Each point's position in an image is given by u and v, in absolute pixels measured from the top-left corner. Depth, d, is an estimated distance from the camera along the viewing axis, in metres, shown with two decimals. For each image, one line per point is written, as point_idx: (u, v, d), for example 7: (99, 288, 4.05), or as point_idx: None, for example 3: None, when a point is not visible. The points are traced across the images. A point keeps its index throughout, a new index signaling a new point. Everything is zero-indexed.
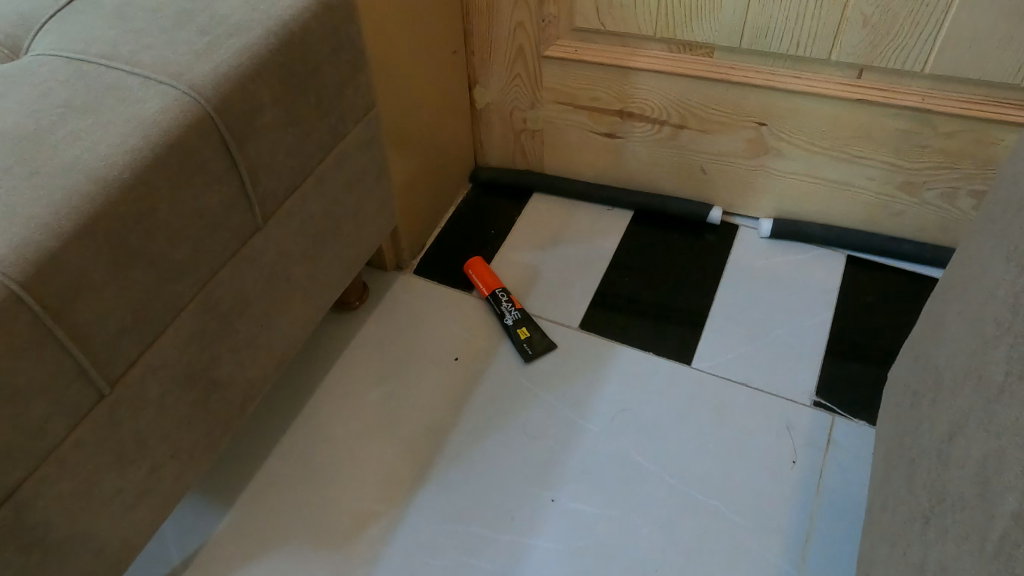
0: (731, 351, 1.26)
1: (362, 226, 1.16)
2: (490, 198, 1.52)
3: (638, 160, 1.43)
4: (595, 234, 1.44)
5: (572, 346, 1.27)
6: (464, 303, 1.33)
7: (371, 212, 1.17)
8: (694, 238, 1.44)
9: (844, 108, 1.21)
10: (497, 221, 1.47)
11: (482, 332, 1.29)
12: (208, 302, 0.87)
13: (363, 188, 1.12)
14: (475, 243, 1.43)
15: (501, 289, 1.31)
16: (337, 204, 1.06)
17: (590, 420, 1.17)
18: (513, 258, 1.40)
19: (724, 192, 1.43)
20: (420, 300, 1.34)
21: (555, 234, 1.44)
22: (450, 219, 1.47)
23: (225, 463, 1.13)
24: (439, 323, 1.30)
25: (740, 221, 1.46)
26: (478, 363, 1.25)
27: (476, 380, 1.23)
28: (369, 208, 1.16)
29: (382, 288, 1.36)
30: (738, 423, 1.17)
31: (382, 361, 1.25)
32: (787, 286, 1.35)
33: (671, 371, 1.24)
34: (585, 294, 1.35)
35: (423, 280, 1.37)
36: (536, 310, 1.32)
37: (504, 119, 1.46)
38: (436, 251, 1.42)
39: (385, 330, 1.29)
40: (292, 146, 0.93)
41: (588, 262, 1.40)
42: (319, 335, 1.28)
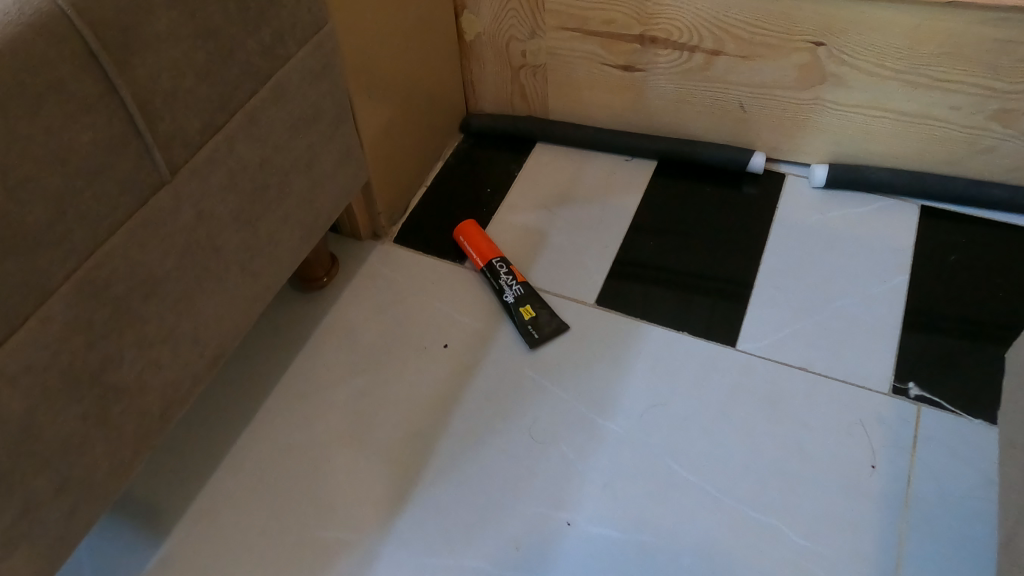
0: (783, 329, 1.02)
1: (320, 182, 0.92)
2: (483, 150, 1.27)
3: (662, 99, 1.18)
4: (610, 190, 1.19)
5: (588, 326, 1.03)
6: (455, 276, 1.10)
7: (332, 163, 0.92)
8: (732, 191, 1.19)
9: (928, 16, 0.96)
10: (493, 177, 1.22)
11: (477, 311, 1.05)
12: (95, 283, 0.63)
13: (318, 132, 0.88)
14: (467, 203, 1.19)
15: (499, 258, 1.07)
16: (281, 151, 0.82)
17: (612, 419, 0.94)
18: (514, 220, 1.16)
19: (767, 134, 1.18)
20: (401, 274, 1.10)
21: (563, 190, 1.20)
22: (437, 177, 1.23)
23: (160, 483, 0.91)
24: (423, 301, 1.07)
25: (786, 169, 1.21)
26: (473, 350, 1.02)
27: (471, 371, 1.00)
28: (327, 158, 0.91)
29: (354, 262, 1.12)
30: (798, 419, 0.94)
31: (354, 350, 1.02)
32: (847, 247, 1.10)
33: (712, 355, 1.00)
34: (601, 262, 1.11)
35: (405, 249, 1.13)
36: (542, 283, 1.08)
37: (498, 53, 1.21)
38: (419, 214, 1.17)
39: (358, 312, 1.06)
40: (206, 68, 0.68)
41: (604, 222, 1.16)
42: (276, 322, 1.05)
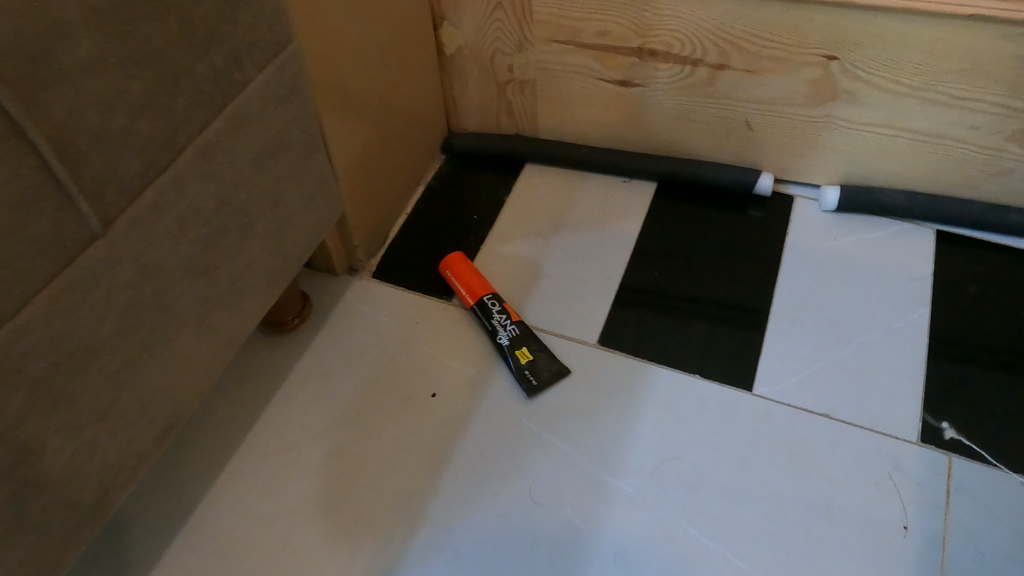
0: (801, 369, 0.94)
1: (290, 221, 0.81)
2: (468, 172, 1.17)
3: (662, 116, 1.09)
4: (608, 216, 1.10)
5: (590, 370, 0.94)
6: (442, 316, 0.99)
7: (303, 199, 0.82)
8: (738, 214, 1.11)
9: (952, 28, 0.88)
10: (480, 202, 1.12)
11: (467, 355, 0.96)
12: (5, 363, 0.52)
13: (285, 164, 0.77)
14: (453, 232, 1.08)
15: (491, 295, 0.97)
16: (242, 189, 0.71)
17: (620, 477, 0.86)
18: (504, 251, 1.06)
19: (775, 153, 1.09)
20: (381, 314, 1.00)
21: (557, 216, 1.10)
22: (419, 202, 1.12)
23: (106, 564, 0.80)
24: (407, 345, 0.97)
25: (795, 190, 1.12)
26: (463, 399, 0.92)
27: (462, 423, 0.90)
28: (298, 193, 0.80)
29: (330, 301, 1.01)
30: (822, 473, 0.86)
31: (331, 403, 0.91)
32: (864, 276, 1.02)
33: (726, 402, 0.92)
34: (601, 297, 1.01)
35: (385, 285, 1.03)
36: (538, 322, 0.99)
37: (483, 67, 1.10)
38: (400, 245, 1.07)
39: (334, 358, 0.95)
40: (144, 99, 0.57)
41: (602, 251, 1.06)
42: (242, 371, 0.94)
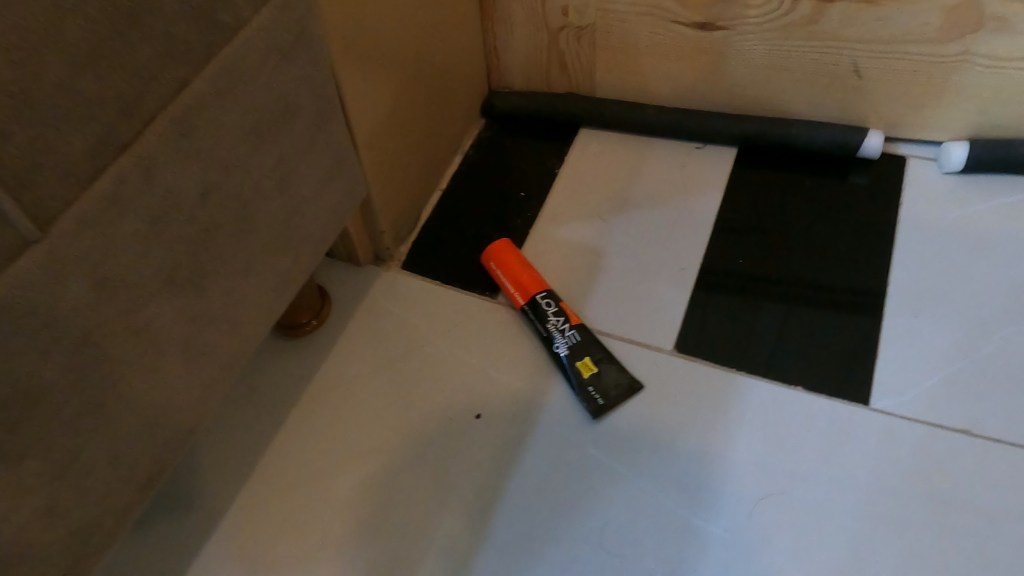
0: (931, 375, 0.76)
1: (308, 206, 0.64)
2: (512, 137, 0.99)
3: (749, 65, 0.90)
4: (680, 189, 0.92)
5: (668, 385, 0.78)
6: (486, 316, 0.83)
7: (323, 179, 0.64)
8: (840, 184, 0.92)
9: None
10: (526, 176, 0.95)
11: (518, 365, 0.80)
12: None
13: (299, 134, 0.59)
14: (496, 211, 0.91)
15: (544, 292, 0.81)
16: (246, 168, 0.54)
17: (712, 519, 0.70)
18: (558, 234, 0.89)
19: (888, 106, 0.90)
20: (415, 314, 0.84)
21: (620, 191, 0.93)
22: (456, 176, 0.95)
23: None
24: (447, 353, 0.81)
25: (909, 150, 0.93)
26: (516, 423, 0.76)
27: (516, 454, 0.74)
28: (316, 173, 0.63)
29: (355, 297, 0.85)
30: (970, 509, 0.69)
31: (360, 425, 0.77)
32: (1004, 255, 0.83)
33: (840, 422, 0.74)
34: (677, 290, 0.84)
35: (417, 279, 0.86)
36: (601, 323, 0.82)
37: (530, 9, 0.92)
38: (435, 228, 0.90)
39: (361, 370, 0.80)
40: (87, 44, 0.40)
41: (676, 232, 0.89)
42: (256, 383, 0.79)
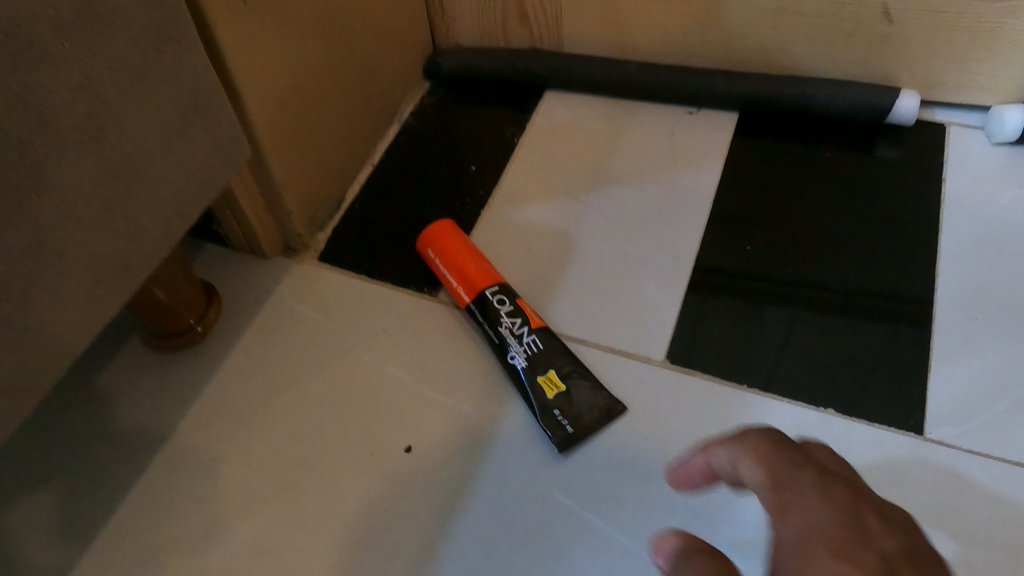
0: (1001, 397, 0.59)
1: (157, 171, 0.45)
2: (464, 102, 0.81)
3: (752, 8, 0.73)
4: (669, 162, 0.75)
5: (664, 411, 0.59)
6: (423, 320, 0.65)
7: (178, 129, 0.46)
8: (864, 156, 0.75)
9: None
10: (480, 148, 0.77)
11: (464, 383, 0.61)
12: None
13: (127, 58, 0.40)
14: (441, 191, 0.73)
15: (496, 287, 0.63)
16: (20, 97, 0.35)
17: None
18: (517, 218, 0.71)
19: (924, 59, 0.73)
20: (332, 319, 0.65)
21: (595, 165, 0.75)
22: (393, 148, 0.77)
23: None
24: (372, 369, 0.62)
25: (948, 117, 0.76)
26: (459, 461, 0.58)
27: (457, 503, 0.56)
28: (163, 118, 0.44)
29: (257, 297, 0.66)
30: None
31: (251, 467, 0.58)
32: None
33: (884, 461, 0.57)
34: (668, 285, 0.66)
35: (338, 273, 0.68)
36: (570, 328, 0.64)
37: None
38: (364, 211, 0.72)
39: (257, 392, 0.61)
40: None
41: (666, 214, 0.71)
42: (118, 409, 0.60)
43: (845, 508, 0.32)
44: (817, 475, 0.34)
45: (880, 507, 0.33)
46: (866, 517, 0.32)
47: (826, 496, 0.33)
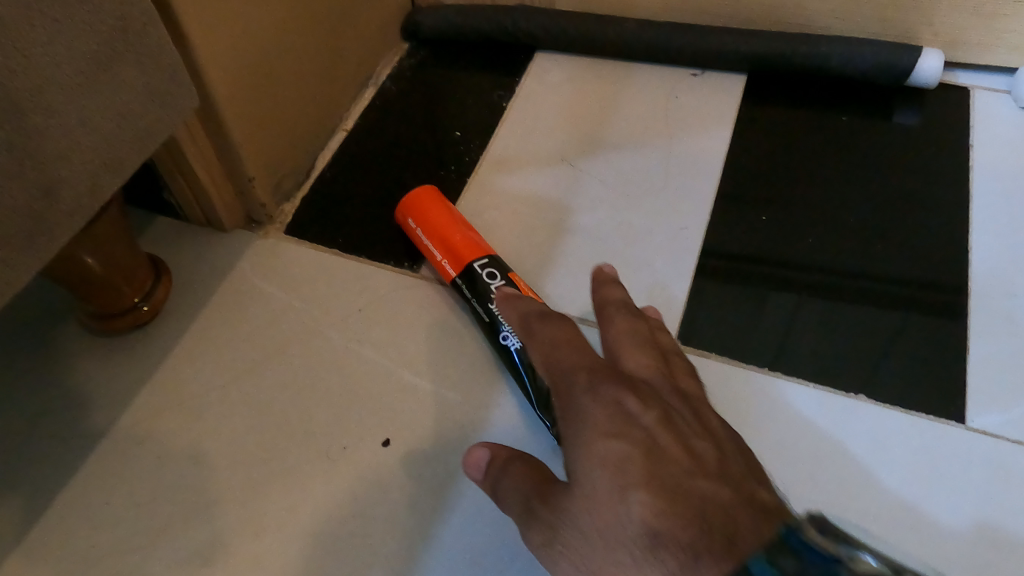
0: None
1: (77, 112, 0.37)
2: (447, 64, 0.74)
3: None
4: (672, 127, 0.68)
5: None
6: (402, 298, 0.58)
7: (106, 64, 0.38)
8: (882, 121, 0.69)
9: None
10: (465, 113, 0.70)
11: (449, 368, 0.54)
12: None
13: None
14: (423, 159, 0.66)
15: (486, 259, 0.55)
16: None
17: None
18: (507, 187, 0.64)
19: (948, 16, 0.67)
20: (300, 298, 0.58)
21: (592, 131, 0.68)
22: (369, 112, 0.70)
23: None
24: (344, 353, 0.55)
25: (970, 80, 0.71)
26: (444, 455, 0.51)
27: (442, 504, 0.49)
28: (83, 48, 0.36)
29: (214, 273, 0.59)
30: None
31: (203, 466, 0.50)
32: None
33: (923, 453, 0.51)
34: (675, 259, 0.60)
35: (306, 248, 0.61)
36: (568, 306, 0.58)
37: None
38: (337, 180, 0.65)
39: (213, 380, 0.54)
40: None
41: (671, 182, 0.65)
42: (50, 400, 0.53)
43: (611, 401, 0.33)
44: (590, 368, 0.34)
45: (638, 388, 0.34)
46: (628, 402, 0.33)
47: (596, 393, 0.33)
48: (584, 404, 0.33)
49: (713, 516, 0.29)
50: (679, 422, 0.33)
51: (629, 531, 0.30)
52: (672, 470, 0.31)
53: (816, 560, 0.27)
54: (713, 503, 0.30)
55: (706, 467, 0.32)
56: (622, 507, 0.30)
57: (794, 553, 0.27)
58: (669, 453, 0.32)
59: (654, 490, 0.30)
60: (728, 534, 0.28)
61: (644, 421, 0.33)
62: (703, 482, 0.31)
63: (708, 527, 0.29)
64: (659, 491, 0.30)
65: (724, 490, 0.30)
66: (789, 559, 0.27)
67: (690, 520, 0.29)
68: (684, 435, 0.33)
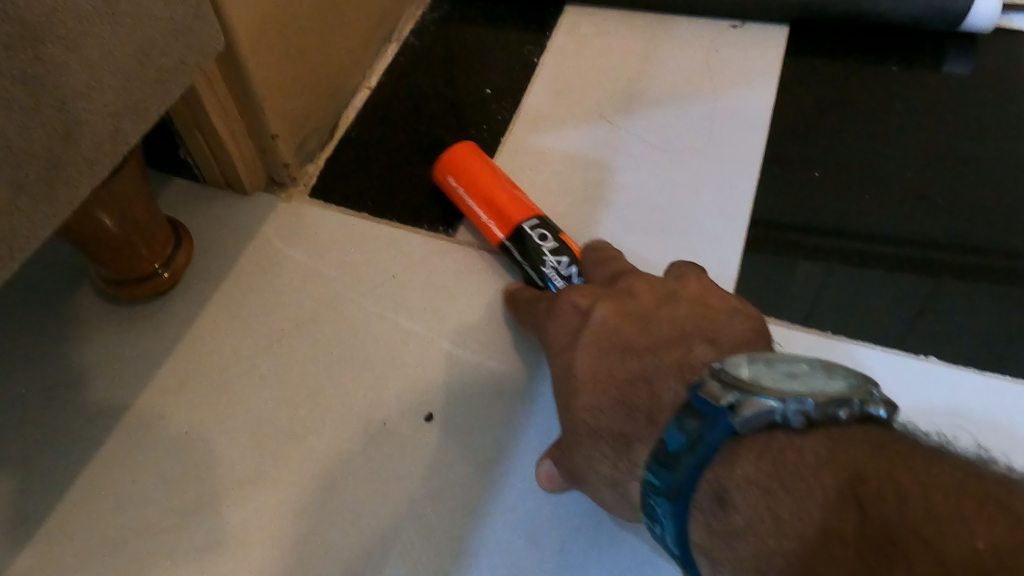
0: None
1: (97, 49, 0.33)
2: (471, 19, 0.70)
3: None
4: (714, 81, 0.65)
5: None
6: (439, 263, 0.54)
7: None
8: (934, 73, 0.65)
9: None
10: (495, 69, 0.66)
11: (492, 335, 0.51)
12: None
13: None
14: (453, 117, 0.63)
15: (536, 219, 0.52)
16: None
17: None
18: (542, 145, 0.61)
19: None
20: (329, 265, 0.54)
21: (629, 86, 0.65)
22: (392, 70, 0.66)
23: None
24: (379, 322, 0.52)
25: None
26: (491, 428, 0.48)
27: (491, 479, 0.46)
28: None
29: (236, 239, 0.55)
30: None
31: (234, 442, 0.47)
32: None
33: (994, 428, 0.48)
34: (725, 219, 0.57)
35: (334, 212, 0.57)
36: None
37: None
38: (362, 140, 0.61)
39: (239, 352, 0.50)
40: None
41: (715, 139, 0.61)
42: (66, 375, 0.49)
43: (562, 311, 0.41)
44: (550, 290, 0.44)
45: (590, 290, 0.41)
46: (578, 306, 0.40)
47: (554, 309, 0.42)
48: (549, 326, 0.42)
49: (636, 392, 0.35)
50: (624, 308, 0.39)
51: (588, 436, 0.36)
52: (611, 370, 0.36)
53: (709, 413, 0.29)
54: (640, 382, 0.35)
55: (639, 345, 0.37)
56: (579, 408, 0.37)
57: (695, 412, 0.29)
58: (613, 343, 0.38)
59: (592, 391, 0.37)
60: (650, 412, 0.34)
61: (593, 317, 0.39)
62: (636, 362, 0.36)
63: (635, 412, 0.34)
64: (597, 390, 0.36)
65: (649, 364, 0.36)
66: (691, 418, 0.29)
67: (619, 404, 0.35)
68: (627, 319, 0.39)
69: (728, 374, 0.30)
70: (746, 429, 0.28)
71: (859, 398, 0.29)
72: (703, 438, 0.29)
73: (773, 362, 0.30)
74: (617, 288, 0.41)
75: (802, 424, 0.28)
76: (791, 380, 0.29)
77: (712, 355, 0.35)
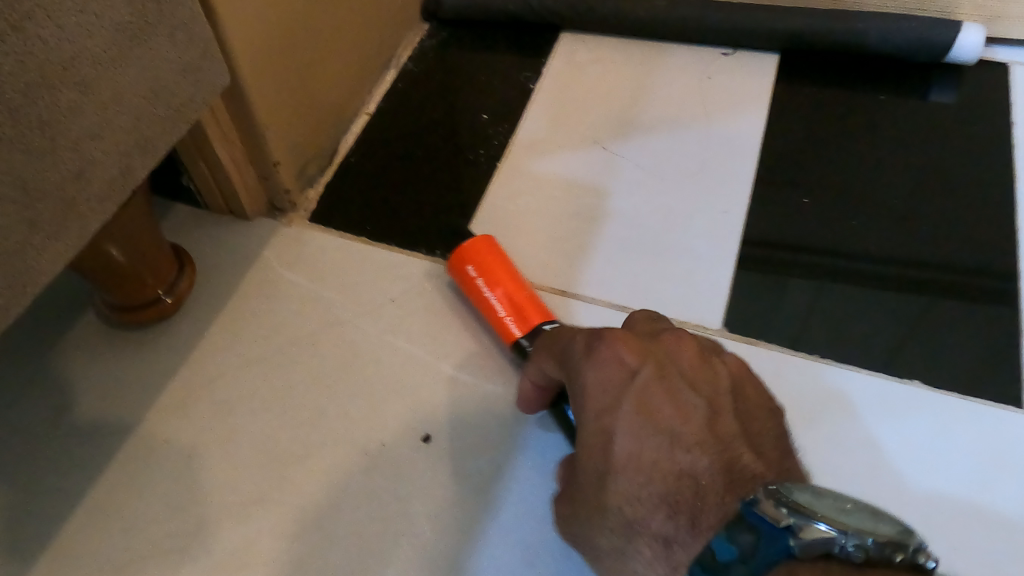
0: None
1: (106, 89, 0.34)
2: (468, 45, 0.71)
3: None
4: (705, 108, 0.66)
5: None
6: (438, 288, 0.55)
7: (136, 39, 0.35)
8: (919, 100, 0.67)
9: None
10: (492, 95, 0.67)
11: (489, 359, 0.52)
12: None
13: None
14: (451, 143, 0.64)
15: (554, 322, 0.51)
16: None
17: None
18: (538, 171, 0.62)
19: None
20: (329, 288, 0.55)
21: (623, 113, 0.66)
22: (391, 96, 0.67)
23: None
24: (378, 345, 0.53)
25: (1007, 56, 0.69)
26: (488, 451, 0.49)
27: (488, 502, 0.47)
28: (117, 21, 0.33)
29: (239, 264, 0.56)
30: None
31: (235, 464, 0.48)
32: None
33: (977, 450, 0.49)
34: (716, 243, 0.59)
35: (334, 237, 0.58)
36: (611, 295, 0.56)
37: None
38: (362, 166, 0.62)
39: (241, 375, 0.51)
40: None
41: (707, 165, 0.63)
42: (72, 397, 0.50)
43: (603, 359, 0.36)
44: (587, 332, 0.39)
45: (637, 342, 0.37)
46: (622, 360, 0.36)
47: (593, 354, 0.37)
48: (582, 370, 0.37)
49: (684, 491, 0.33)
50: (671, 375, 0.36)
51: (617, 524, 0.34)
52: (654, 455, 0.34)
53: (765, 533, 0.29)
54: (685, 478, 0.33)
55: (689, 436, 0.34)
56: (612, 485, 0.34)
57: (749, 527, 0.30)
58: (656, 419, 0.34)
59: (631, 471, 0.34)
60: (695, 513, 0.32)
61: (638, 380, 0.35)
62: (685, 457, 0.33)
63: (677, 513, 0.33)
64: (636, 471, 0.34)
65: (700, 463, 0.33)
66: (745, 533, 0.30)
67: (661, 495, 0.33)
68: (676, 390, 0.35)
69: (790, 494, 0.30)
70: (803, 554, 0.29)
71: (914, 547, 0.28)
72: (759, 554, 0.29)
73: (828, 492, 0.30)
74: (664, 350, 0.37)
75: (859, 560, 0.28)
76: (848, 514, 0.29)
77: (762, 467, 0.33)
